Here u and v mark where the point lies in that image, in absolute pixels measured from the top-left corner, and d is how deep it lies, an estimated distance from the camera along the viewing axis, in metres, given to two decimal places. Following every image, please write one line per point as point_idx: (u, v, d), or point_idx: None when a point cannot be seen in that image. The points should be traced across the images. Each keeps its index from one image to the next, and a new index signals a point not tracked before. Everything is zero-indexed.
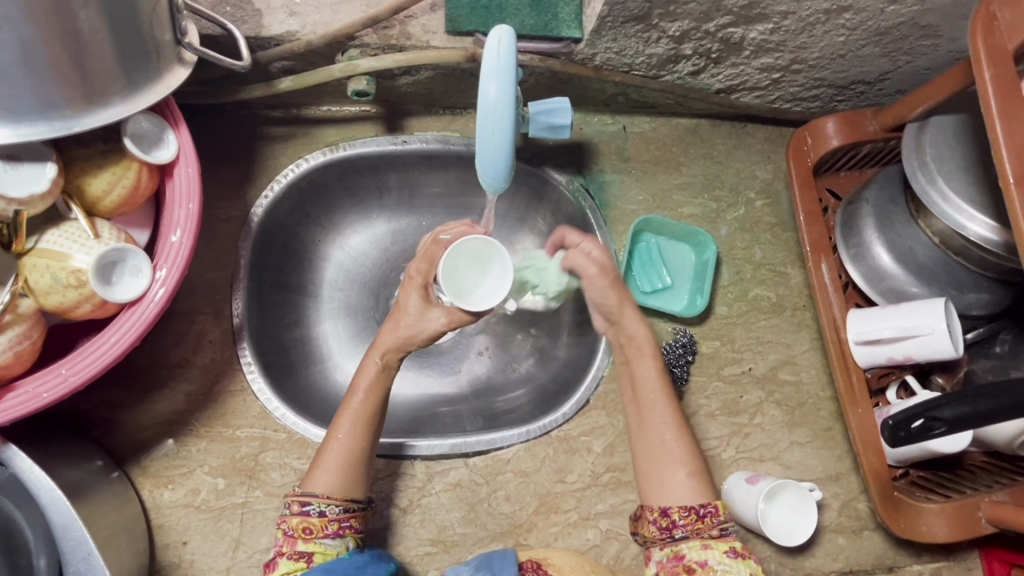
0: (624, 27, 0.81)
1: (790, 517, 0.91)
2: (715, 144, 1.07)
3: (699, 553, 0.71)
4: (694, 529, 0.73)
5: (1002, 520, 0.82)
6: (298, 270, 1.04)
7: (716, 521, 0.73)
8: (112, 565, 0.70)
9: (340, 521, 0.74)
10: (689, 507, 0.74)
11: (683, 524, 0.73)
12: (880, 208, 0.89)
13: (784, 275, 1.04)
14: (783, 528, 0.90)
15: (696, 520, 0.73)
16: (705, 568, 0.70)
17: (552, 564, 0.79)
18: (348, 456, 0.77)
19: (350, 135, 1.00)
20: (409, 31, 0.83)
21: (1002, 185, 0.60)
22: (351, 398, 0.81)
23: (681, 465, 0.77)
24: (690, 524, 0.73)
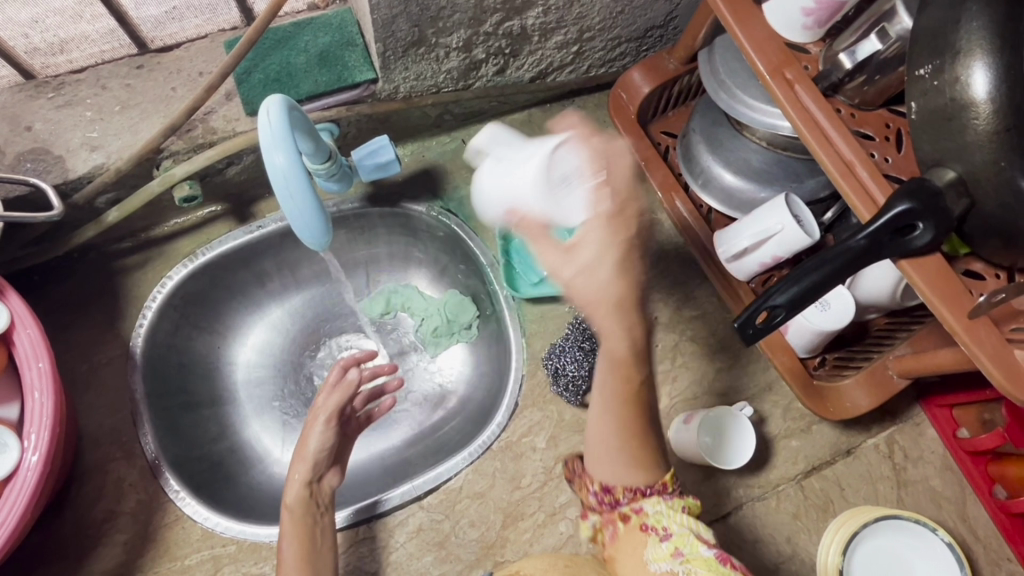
0: (407, 55, 0.85)
1: (733, 439, 0.93)
2: (552, 127, 1.11)
3: (634, 504, 0.79)
4: (638, 500, 0.79)
5: (907, 372, 0.85)
6: (205, 383, 1.04)
7: (659, 492, 0.79)
8: None
9: None
10: (632, 488, 0.78)
11: (626, 500, 0.79)
12: (707, 133, 0.95)
13: (657, 222, 1.08)
14: (727, 452, 0.93)
15: (638, 495, 0.78)
16: (639, 515, 0.78)
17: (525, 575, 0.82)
18: None
19: (204, 239, 1.01)
20: (212, 126, 0.85)
21: (763, 81, 0.69)
22: (283, 549, 0.79)
23: (613, 453, 0.80)
24: (631, 498, 0.78)
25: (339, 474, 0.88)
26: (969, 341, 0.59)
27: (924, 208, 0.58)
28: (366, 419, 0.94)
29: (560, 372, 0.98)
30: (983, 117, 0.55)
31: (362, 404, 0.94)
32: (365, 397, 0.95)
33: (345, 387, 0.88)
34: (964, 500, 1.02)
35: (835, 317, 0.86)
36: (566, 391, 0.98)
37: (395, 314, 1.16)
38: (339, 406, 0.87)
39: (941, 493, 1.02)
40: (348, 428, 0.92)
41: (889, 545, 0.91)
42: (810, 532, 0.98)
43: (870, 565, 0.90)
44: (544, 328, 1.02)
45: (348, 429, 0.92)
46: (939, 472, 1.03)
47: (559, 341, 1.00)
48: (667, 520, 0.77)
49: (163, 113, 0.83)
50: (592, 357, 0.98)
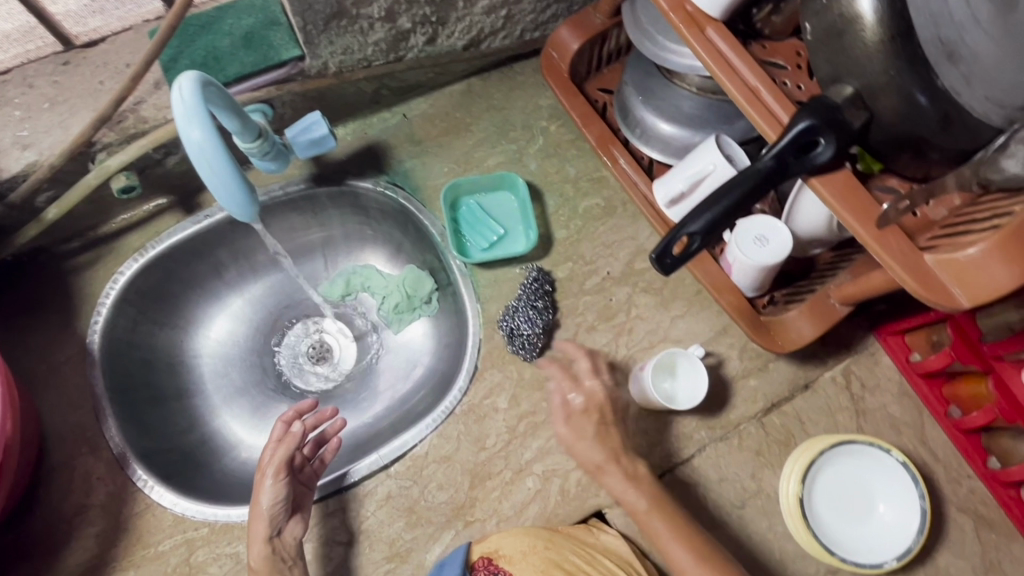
0: (330, 28, 0.86)
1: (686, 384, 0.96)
2: (492, 95, 1.12)
3: None
4: None
5: (846, 297, 0.87)
6: (169, 375, 1.05)
7: None
8: None
9: None
10: None
11: None
12: (638, 83, 0.96)
13: (602, 178, 1.10)
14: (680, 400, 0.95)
15: None
16: None
17: (505, 556, 0.85)
18: None
19: (153, 233, 1.01)
20: (143, 115, 0.85)
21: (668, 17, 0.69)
22: None
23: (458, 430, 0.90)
24: None
25: (301, 522, 0.87)
26: (880, 251, 0.61)
27: (823, 122, 0.60)
28: (319, 465, 0.94)
29: (516, 332, 1.00)
30: (870, 30, 0.57)
31: (310, 452, 0.95)
32: (312, 444, 0.95)
33: (290, 439, 0.88)
34: (922, 423, 1.04)
35: (774, 252, 0.88)
36: (523, 349, 0.99)
37: (355, 295, 1.18)
38: (288, 456, 0.87)
39: (899, 418, 1.04)
40: (301, 478, 0.92)
41: (844, 470, 0.94)
42: (773, 467, 1.00)
43: (827, 492, 0.94)
44: (498, 291, 1.03)
45: (301, 480, 0.92)
46: (896, 398, 1.05)
47: (513, 302, 1.01)
48: None
49: (92, 106, 0.84)
50: (545, 314, 1.01)
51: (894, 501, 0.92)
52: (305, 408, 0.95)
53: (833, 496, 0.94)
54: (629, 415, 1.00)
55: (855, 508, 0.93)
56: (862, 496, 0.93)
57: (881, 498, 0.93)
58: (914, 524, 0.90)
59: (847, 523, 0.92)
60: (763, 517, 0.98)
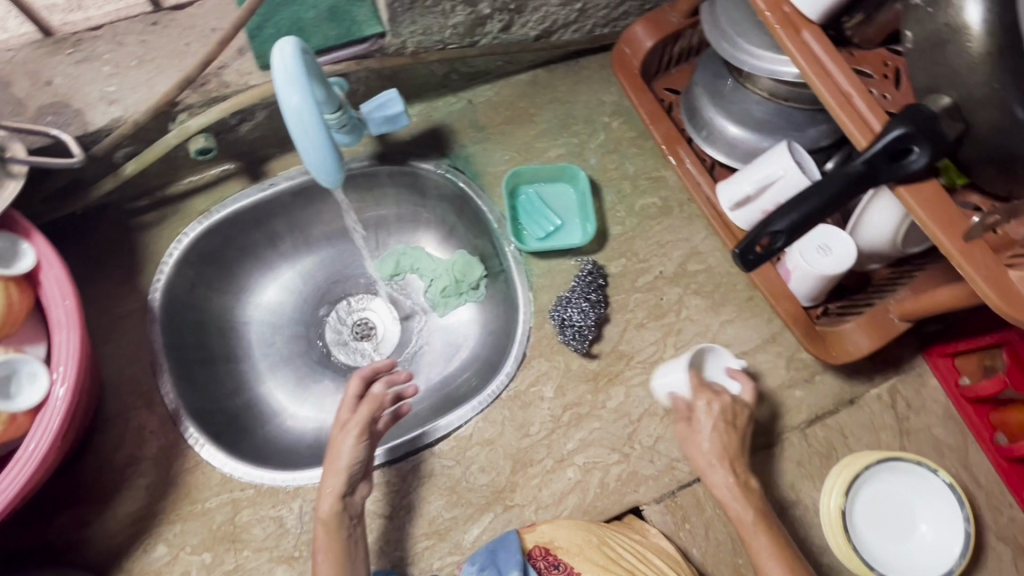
0: (414, 8, 0.87)
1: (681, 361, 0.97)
2: (557, 87, 1.13)
3: None
4: None
5: (907, 314, 0.86)
6: (220, 338, 1.07)
7: None
8: None
9: None
10: None
11: None
12: (709, 85, 0.97)
13: (661, 178, 1.10)
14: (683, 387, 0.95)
15: None
16: None
17: (561, 547, 0.86)
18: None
19: (218, 197, 1.03)
20: (225, 79, 0.87)
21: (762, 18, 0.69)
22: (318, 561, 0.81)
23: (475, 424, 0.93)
24: None
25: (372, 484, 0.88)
26: (963, 263, 0.61)
27: (918, 130, 0.60)
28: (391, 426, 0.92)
29: (567, 322, 1.00)
30: (976, 41, 0.57)
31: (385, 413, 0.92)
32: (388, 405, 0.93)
33: (372, 398, 0.88)
34: (966, 448, 1.03)
35: (837, 262, 0.88)
36: (573, 340, 1.00)
37: (403, 275, 1.19)
38: (369, 418, 0.87)
39: (943, 441, 1.03)
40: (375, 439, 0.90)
41: (886, 487, 0.94)
42: (813, 478, 1.00)
43: (870, 509, 0.93)
44: (551, 281, 1.04)
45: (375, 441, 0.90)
46: (941, 420, 1.04)
47: (566, 293, 1.02)
48: None
49: (178, 68, 0.85)
50: (597, 308, 1.01)
51: (936, 521, 0.92)
52: (384, 368, 0.93)
53: (875, 512, 0.93)
54: (673, 415, 1.00)
55: (896, 526, 0.93)
56: (903, 515, 0.93)
57: (922, 517, 0.93)
58: (957, 545, 0.90)
59: (887, 540, 0.92)
60: (800, 529, 0.97)
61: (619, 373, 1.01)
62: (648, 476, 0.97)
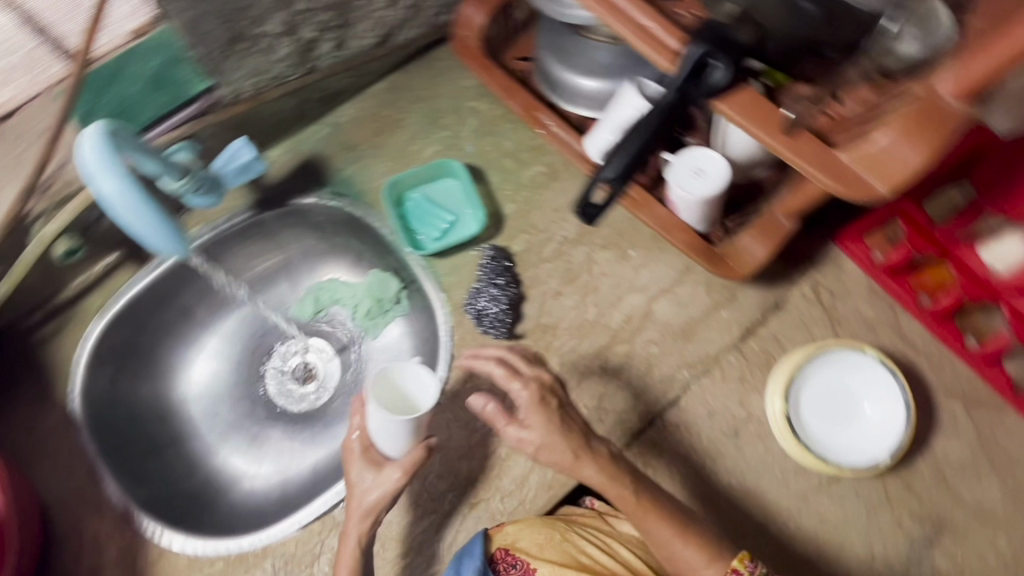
0: (233, 52, 0.86)
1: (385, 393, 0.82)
2: (416, 86, 1.12)
3: None
4: None
5: (789, 211, 0.87)
6: (160, 424, 1.06)
7: None
8: None
9: None
10: None
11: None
12: (551, 45, 0.97)
13: (540, 145, 1.10)
14: (404, 437, 0.81)
15: None
16: None
17: (523, 548, 0.88)
18: None
19: (111, 289, 1.02)
20: (69, 176, 0.86)
21: None
22: None
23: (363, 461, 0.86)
24: None
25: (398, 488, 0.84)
26: (795, 157, 0.62)
27: (714, 45, 0.60)
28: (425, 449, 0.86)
29: (483, 313, 1.01)
30: None
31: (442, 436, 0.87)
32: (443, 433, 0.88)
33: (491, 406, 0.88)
34: (897, 318, 1.06)
35: (712, 182, 0.89)
36: (493, 328, 1.01)
37: (327, 310, 1.18)
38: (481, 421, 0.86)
39: (872, 319, 1.06)
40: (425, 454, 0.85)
41: (829, 377, 0.98)
42: (758, 390, 1.01)
43: (815, 400, 0.98)
44: (460, 277, 1.04)
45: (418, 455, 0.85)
46: (867, 299, 1.06)
47: (475, 284, 1.03)
48: None
49: (17, 178, 0.84)
50: (509, 290, 1.02)
51: (878, 400, 0.96)
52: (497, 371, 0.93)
53: (820, 404, 0.98)
54: (610, 370, 1.02)
55: (840, 412, 0.97)
56: (848, 400, 0.97)
57: (866, 399, 0.97)
58: (899, 419, 0.94)
59: (833, 427, 0.97)
60: (757, 441, 0.99)
61: (548, 345, 1.02)
62: (600, 435, 0.98)
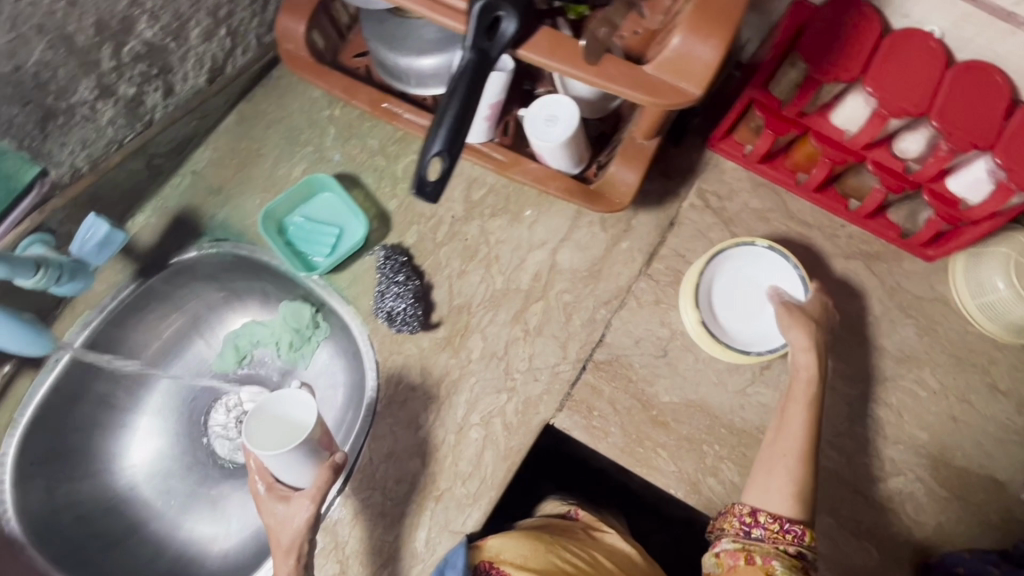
0: (51, 130, 0.84)
1: (270, 431, 0.86)
2: (266, 110, 1.10)
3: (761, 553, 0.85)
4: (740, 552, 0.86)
5: (646, 130, 0.90)
6: (111, 516, 1.04)
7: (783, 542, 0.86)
8: None
9: None
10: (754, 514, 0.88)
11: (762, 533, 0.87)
12: (378, 34, 0.96)
13: (405, 134, 1.10)
14: (300, 464, 0.87)
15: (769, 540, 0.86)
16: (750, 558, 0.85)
17: (507, 560, 0.86)
18: None
19: (16, 401, 1.00)
20: None
21: None
22: None
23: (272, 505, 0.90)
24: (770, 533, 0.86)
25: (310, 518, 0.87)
26: (605, 81, 0.64)
27: None
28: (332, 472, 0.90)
29: (395, 313, 1.01)
30: None
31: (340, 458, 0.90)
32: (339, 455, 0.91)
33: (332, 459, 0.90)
34: (784, 201, 1.10)
35: (566, 125, 0.90)
36: (405, 325, 1.01)
37: (250, 354, 1.16)
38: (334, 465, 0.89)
39: (761, 209, 1.09)
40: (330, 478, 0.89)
41: (729, 273, 1.03)
42: (674, 307, 1.05)
43: (724, 298, 1.03)
44: (363, 285, 1.04)
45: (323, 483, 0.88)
46: (752, 192, 1.10)
47: (378, 287, 1.02)
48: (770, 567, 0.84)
49: None
50: (414, 282, 1.02)
51: (779, 280, 1.01)
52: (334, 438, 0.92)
53: (728, 299, 1.03)
54: (533, 331, 1.03)
55: (747, 302, 1.02)
56: (751, 290, 1.02)
57: (767, 283, 1.02)
58: (799, 292, 1.00)
59: (740, 321, 1.02)
60: (687, 354, 1.03)
61: (468, 324, 1.03)
62: (539, 394, 1.00)
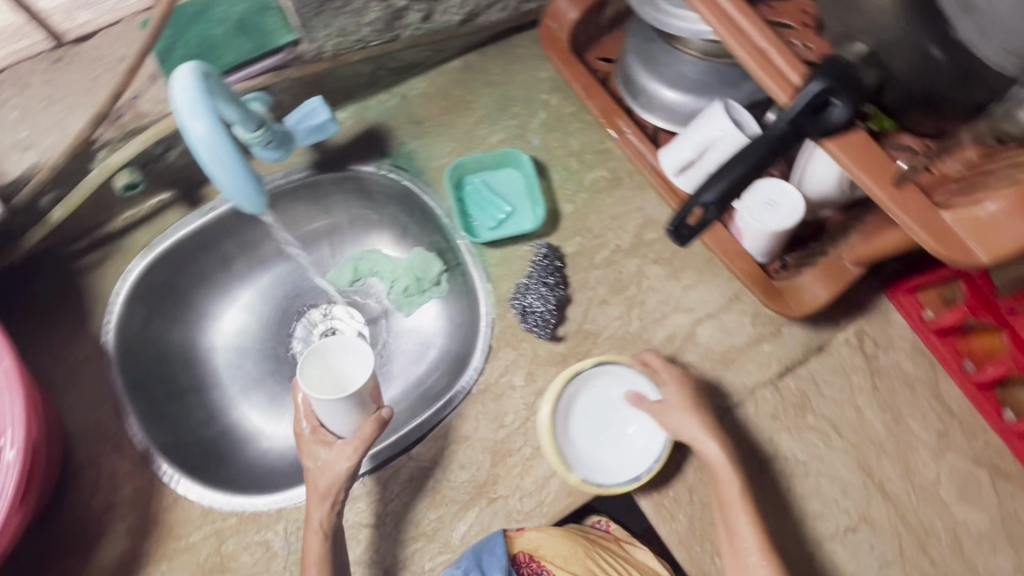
0: (325, 9, 0.84)
1: (327, 372, 0.84)
2: (491, 70, 1.10)
3: None
4: None
5: (860, 258, 0.86)
6: (185, 369, 1.05)
7: None
8: None
9: None
10: None
11: None
12: (641, 50, 0.95)
13: (607, 150, 1.08)
14: (346, 413, 0.84)
15: None
16: None
17: (546, 556, 0.89)
18: None
19: (159, 228, 1.01)
20: (141, 109, 0.85)
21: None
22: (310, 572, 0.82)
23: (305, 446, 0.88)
24: None
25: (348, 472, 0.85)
26: (899, 211, 0.60)
27: (836, 83, 0.59)
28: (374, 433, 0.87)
29: (529, 310, 1.00)
30: None
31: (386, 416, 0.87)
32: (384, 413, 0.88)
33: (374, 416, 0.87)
34: (937, 378, 1.04)
35: (786, 216, 0.87)
36: (537, 327, 1.00)
37: (364, 280, 1.16)
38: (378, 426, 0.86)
39: (913, 375, 1.04)
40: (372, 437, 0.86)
41: (586, 397, 0.98)
42: (789, 429, 1.00)
43: (585, 439, 0.96)
44: (509, 269, 1.03)
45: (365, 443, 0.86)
46: (910, 356, 1.05)
47: (524, 278, 1.01)
48: None
49: (89, 104, 0.83)
50: (558, 290, 1.01)
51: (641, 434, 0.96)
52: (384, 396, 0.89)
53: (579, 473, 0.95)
54: None
55: (607, 435, 0.97)
56: (616, 420, 0.97)
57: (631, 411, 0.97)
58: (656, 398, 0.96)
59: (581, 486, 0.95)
60: (784, 481, 0.98)
61: (588, 353, 1.01)
62: None
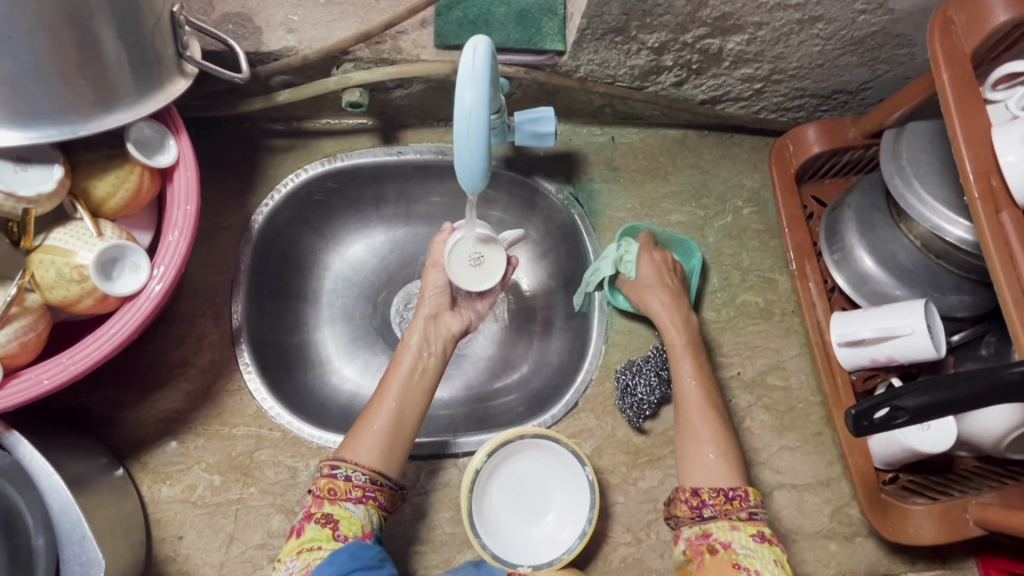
0: (603, 40, 0.86)
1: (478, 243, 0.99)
2: (702, 154, 1.09)
3: (725, 536, 0.78)
4: (722, 510, 0.80)
5: (990, 522, 0.81)
6: (300, 276, 1.08)
7: (744, 505, 0.80)
8: (101, 535, 0.73)
9: (363, 490, 0.78)
10: (716, 489, 0.81)
11: (712, 504, 0.80)
12: (861, 213, 0.91)
13: (772, 281, 1.06)
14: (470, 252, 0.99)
15: (724, 501, 0.80)
16: (728, 550, 0.76)
17: None
18: (384, 431, 0.82)
19: (346, 146, 1.05)
20: (400, 45, 0.89)
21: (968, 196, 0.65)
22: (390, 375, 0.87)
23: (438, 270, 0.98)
24: (718, 506, 0.80)
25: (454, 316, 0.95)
26: None
27: None
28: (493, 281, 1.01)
29: (629, 390, 0.98)
30: None
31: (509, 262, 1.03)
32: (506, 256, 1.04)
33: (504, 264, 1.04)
34: None
35: (931, 441, 0.82)
36: (629, 409, 0.97)
37: None
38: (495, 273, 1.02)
39: None
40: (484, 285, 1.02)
41: (523, 463, 0.92)
42: None
43: (494, 503, 0.91)
44: (627, 341, 1.02)
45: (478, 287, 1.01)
46: None
47: (640, 359, 1.00)
48: (760, 565, 0.75)
49: (360, 19, 0.87)
50: (664, 386, 0.98)
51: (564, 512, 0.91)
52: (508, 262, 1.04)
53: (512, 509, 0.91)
54: None
55: (525, 511, 0.92)
56: (538, 499, 0.92)
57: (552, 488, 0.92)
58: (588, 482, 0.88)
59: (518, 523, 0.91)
60: None
61: (661, 458, 0.97)
62: (652, 569, 0.92)
